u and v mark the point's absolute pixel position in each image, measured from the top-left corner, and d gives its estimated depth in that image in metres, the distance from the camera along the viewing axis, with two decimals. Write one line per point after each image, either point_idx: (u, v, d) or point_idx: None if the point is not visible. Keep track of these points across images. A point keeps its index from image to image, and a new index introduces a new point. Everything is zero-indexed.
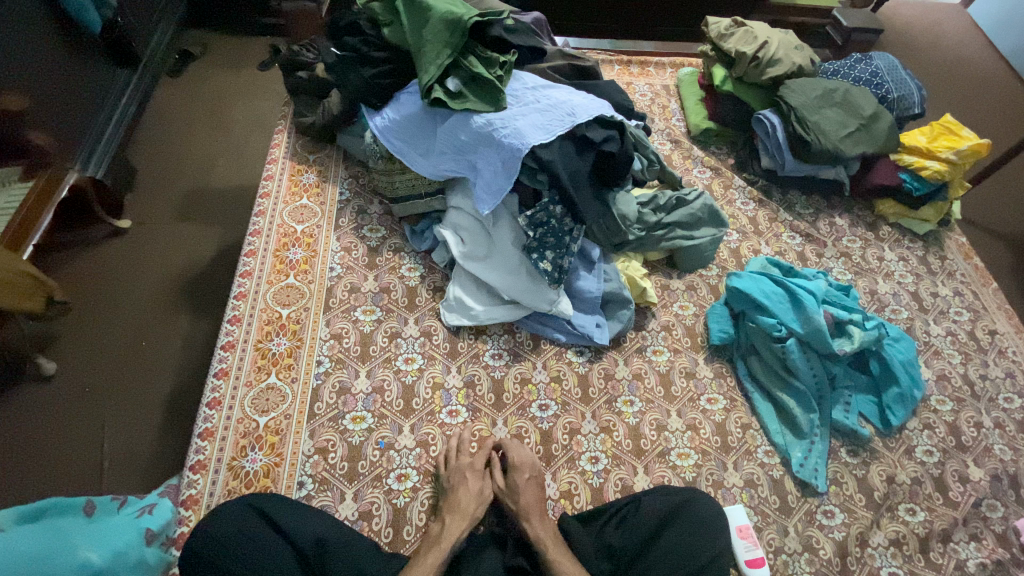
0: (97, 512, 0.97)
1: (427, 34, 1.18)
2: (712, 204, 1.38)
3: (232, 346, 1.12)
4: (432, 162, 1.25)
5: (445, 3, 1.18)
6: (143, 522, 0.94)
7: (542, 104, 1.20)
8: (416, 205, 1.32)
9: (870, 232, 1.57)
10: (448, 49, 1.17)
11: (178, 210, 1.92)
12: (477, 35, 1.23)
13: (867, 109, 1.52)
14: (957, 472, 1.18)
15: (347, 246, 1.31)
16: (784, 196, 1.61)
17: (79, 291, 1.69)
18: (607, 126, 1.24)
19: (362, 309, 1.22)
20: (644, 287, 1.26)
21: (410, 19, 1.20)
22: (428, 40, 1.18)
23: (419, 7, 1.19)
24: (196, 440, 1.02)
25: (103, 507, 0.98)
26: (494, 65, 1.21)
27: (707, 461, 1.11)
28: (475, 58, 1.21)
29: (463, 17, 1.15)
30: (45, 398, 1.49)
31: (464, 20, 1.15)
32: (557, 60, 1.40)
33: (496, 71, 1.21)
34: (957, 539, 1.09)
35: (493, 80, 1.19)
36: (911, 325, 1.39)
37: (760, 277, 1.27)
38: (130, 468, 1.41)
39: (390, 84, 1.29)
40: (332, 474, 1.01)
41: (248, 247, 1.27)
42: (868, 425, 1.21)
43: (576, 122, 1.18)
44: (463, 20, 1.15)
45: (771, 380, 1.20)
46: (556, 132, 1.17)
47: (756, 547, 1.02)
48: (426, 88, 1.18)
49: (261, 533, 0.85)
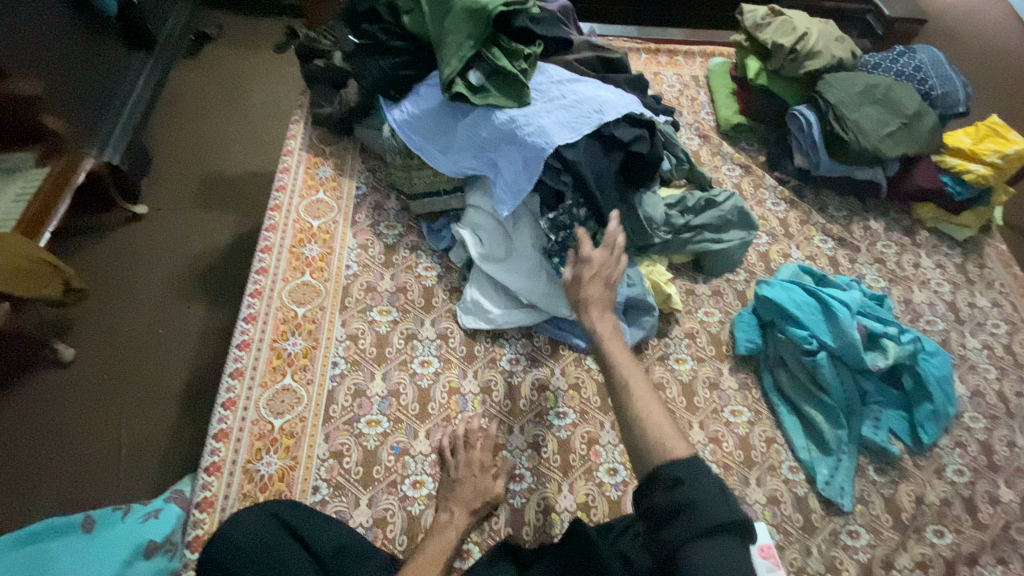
0: (96, 527, 0.96)
1: (450, 24, 1.12)
2: (742, 206, 1.33)
3: (247, 345, 1.11)
4: (452, 158, 1.21)
5: None
6: (147, 531, 0.95)
7: (569, 100, 1.15)
8: (434, 202, 1.29)
9: (906, 236, 1.50)
10: (470, 39, 1.12)
11: (194, 197, 1.89)
12: (502, 26, 1.17)
13: (910, 107, 1.44)
14: (988, 494, 1.13)
15: (363, 243, 1.28)
16: (817, 197, 1.55)
17: (96, 278, 1.69)
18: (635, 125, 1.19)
19: (378, 309, 1.19)
20: (669, 293, 1.22)
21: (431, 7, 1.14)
22: (451, 31, 1.12)
23: None
24: (211, 442, 1.00)
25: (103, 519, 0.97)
26: (518, 57, 1.16)
27: (729, 476, 1.08)
28: (499, 51, 1.16)
29: (487, 7, 1.10)
30: (62, 386, 1.50)
31: (489, 9, 1.10)
32: (584, 51, 1.34)
33: (521, 65, 1.16)
34: (985, 564, 1.06)
35: (517, 72, 1.13)
36: (946, 337, 1.34)
37: (791, 285, 1.22)
38: (146, 459, 1.42)
39: (409, 76, 1.24)
40: (347, 479, 1.00)
41: (263, 243, 1.24)
42: (897, 442, 1.16)
43: (603, 120, 1.13)
44: (488, 10, 1.10)
45: (798, 394, 1.16)
46: (583, 131, 1.11)
47: (777, 567, 0.98)
48: (447, 82, 1.13)
49: (273, 535, 0.83)
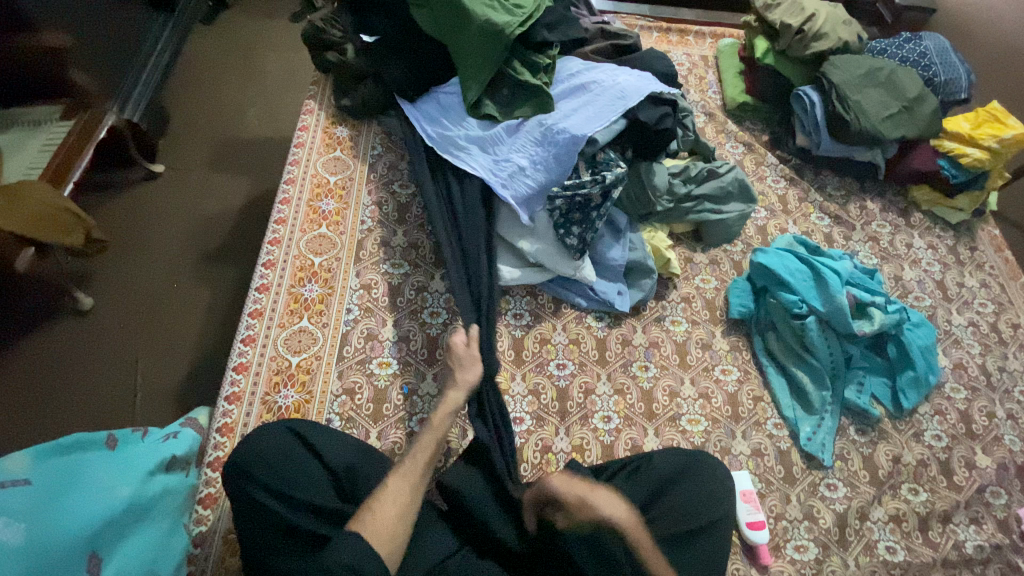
0: (119, 444, 0.97)
1: (468, 45, 1.22)
2: (744, 179, 1.38)
3: (266, 289, 1.17)
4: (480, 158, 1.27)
5: (484, 10, 1.20)
6: (168, 448, 0.99)
7: (591, 94, 1.26)
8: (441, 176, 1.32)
9: (901, 218, 1.55)
10: (492, 64, 1.23)
11: (210, 158, 1.95)
12: (521, 40, 1.28)
13: (912, 90, 1.48)
14: (963, 458, 1.19)
15: (377, 200, 1.34)
16: (817, 176, 1.59)
17: (115, 230, 1.75)
18: (659, 103, 1.28)
19: (391, 262, 1.25)
20: (669, 258, 1.28)
21: (444, 21, 1.23)
22: (472, 53, 1.23)
23: (455, 10, 1.20)
24: (231, 373, 1.08)
25: (125, 438, 0.98)
26: (539, 70, 1.27)
27: (717, 429, 1.14)
28: (519, 63, 1.28)
29: (505, 31, 1.20)
30: (83, 331, 1.57)
31: (507, 32, 1.20)
32: (599, 42, 1.44)
33: (541, 77, 1.27)
34: (957, 521, 1.12)
35: (539, 86, 1.25)
36: (934, 313, 1.39)
37: (786, 254, 1.29)
38: (162, 400, 1.49)
39: (430, 80, 1.33)
40: (358, 414, 1.06)
41: (283, 195, 1.30)
42: (879, 406, 1.22)
43: (627, 105, 1.23)
44: (506, 33, 1.20)
45: (787, 356, 1.22)
46: (609, 119, 1.22)
47: (758, 511, 1.05)
48: (473, 104, 1.26)
49: (297, 452, 0.90)
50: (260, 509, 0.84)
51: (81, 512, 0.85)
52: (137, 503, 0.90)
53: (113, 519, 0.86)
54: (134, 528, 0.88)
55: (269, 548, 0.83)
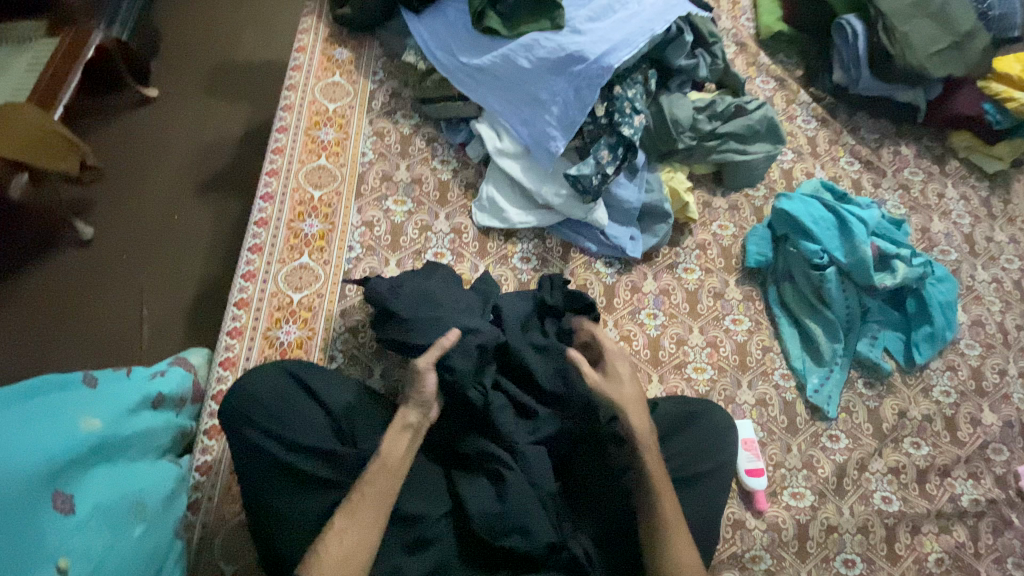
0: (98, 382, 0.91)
1: None
2: (773, 118, 1.28)
3: (265, 223, 1.13)
4: (489, 88, 1.19)
5: None
6: (155, 385, 0.95)
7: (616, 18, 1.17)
8: (449, 108, 1.24)
9: (935, 165, 1.45)
10: None
11: (206, 82, 1.81)
12: None
13: (967, 24, 1.33)
14: (969, 415, 1.18)
15: (379, 131, 1.26)
16: (851, 117, 1.48)
17: (111, 159, 1.67)
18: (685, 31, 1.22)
19: (393, 198, 1.19)
20: (687, 202, 1.21)
21: None
22: None
23: None
24: (232, 309, 1.06)
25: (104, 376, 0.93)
26: None
27: (722, 377, 1.13)
28: None
29: None
30: (83, 262, 1.53)
31: None
32: None
33: None
34: (955, 475, 1.12)
35: None
36: (958, 268, 1.34)
37: (812, 201, 1.22)
38: (168, 332, 1.47)
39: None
40: (361, 352, 1.05)
41: (279, 122, 1.23)
42: (890, 360, 1.20)
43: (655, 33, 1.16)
44: None
45: (801, 307, 1.18)
46: (637, 44, 1.14)
47: (757, 459, 1.06)
48: (478, 13, 1.16)
49: (293, 394, 0.89)
50: (261, 454, 0.84)
51: (50, 449, 0.79)
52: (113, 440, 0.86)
53: (84, 457, 0.82)
54: (106, 468, 0.84)
55: (274, 487, 0.84)
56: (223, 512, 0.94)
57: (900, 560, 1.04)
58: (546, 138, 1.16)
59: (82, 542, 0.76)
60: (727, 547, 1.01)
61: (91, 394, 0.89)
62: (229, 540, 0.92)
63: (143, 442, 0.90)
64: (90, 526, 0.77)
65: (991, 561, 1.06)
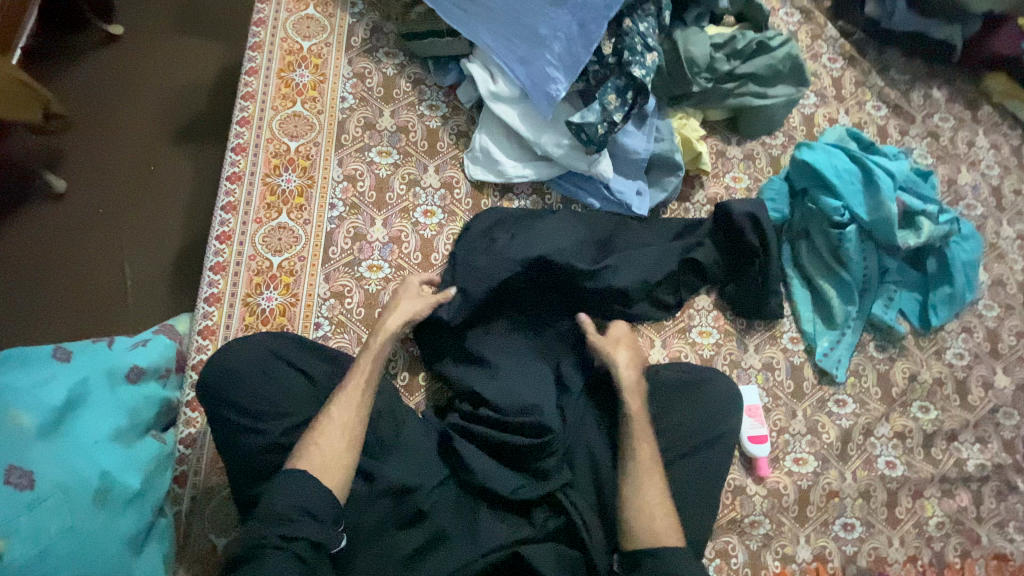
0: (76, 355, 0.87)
1: None
2: (798, 56, 1.16)
3: (238, 178, 1.04)
4: (481, 22, 1.06)
5: None
6: (132, 356, 0.90)
7: None
8: (435, 45, 1.11)
9: (967, 110, 1.33)
10: None
11: (175, 14, 1.57)
12: None
13: None
14: (981, 378, 1.14)
15: (359, 72, 1.13)
16: (881, 55, 1.34)
17: (77, 102, 1.46)
18: None
19: (377, 150, 1.09)
20: (700, 152, 1.11)
21: None
22: None
23: None
24: (208, 273, 0.99)
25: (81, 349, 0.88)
26: None
27: (728, 341, 1.08)
28: None
29: None
30: (56, 218, 1.37)
31: None
32: None
33: None
34: (962, 440, 1.09)
35: None
36: (982, 224, 1.25)
37: (835, 151, 1.12)
38: (155, 294, 1.34)
39: None
40: (348, 318, 0.99)
41: (249, 63, 1.12)
42: (904, 322, 1.14)
43: None
44: None
45: (816, 267, 1.12)
46: None
47: (761, 426, 1.03)
48: None
49: (273, 367, 0.82)
50: (240, 432, 0.78)
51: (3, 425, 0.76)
52: (74, 415, 0.82)
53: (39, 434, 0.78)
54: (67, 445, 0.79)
55: (257, 467, 0.79)
56: (209, 483, 0.91)
57: (899, 524, 1.03)
58: (546, 81, 1.04)
59: (36, 520, 0.73)
60: (726, 513, 0.99)
61: (59, 369, 0.85)
62: (217, 512, 0.89)
63: (114, 416, 0.84)
64: (55, 507, 0.75)
65: (991, 524, 1.06)
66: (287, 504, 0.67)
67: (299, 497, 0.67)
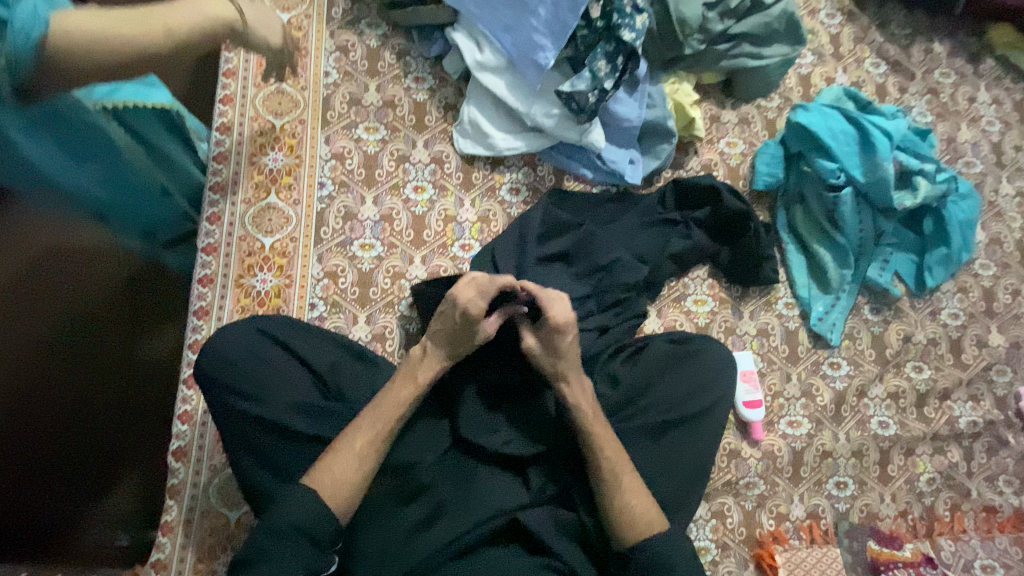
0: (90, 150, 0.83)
1: None
2: (794, 13, 1.13)
3: (225, 158, 1.03)
4: None
5: None
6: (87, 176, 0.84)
7: None
8: (419, 13, 1.07)
9: (968, 65, 1.29)
10: None
11: None
12: None
13: None
14: (976, 337, 1.14)
15: (342, 45, 1.10)
16: (880, 9, 1.29)
17: None
18: None
19: (364, 126, 1.07)
20: (693, 117, 1.09)
21: None
22: None
23: None
24: (200, 255, 0.99)
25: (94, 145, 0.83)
26: None
27: (723, 309, 1.08)
28: None
29: None
30: None
31: None
32: None
33: None
34: (955, 398, 1.11)
35: None
36: (981, 182, 1.24)
37: (831, 112, 1.10)
38: None
39: None
40: (343, 298, 0.99)
41: (228, 39, 1.09)
42: (900, 284, 1.14)
43: None
44: None
45: (811, 231, 1.11)
46: None
47: (756, 391, 1.04)
48: None
49: (267, 350, 0.82)
50: (239, 415, 0.80)
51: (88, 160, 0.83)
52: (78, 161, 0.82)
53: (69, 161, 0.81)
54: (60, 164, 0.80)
55: (255, 450, 0.80)
56: (214, 462, 0.93)
57: (891, 481, 1.06)
58: (532, 48, 1.01)
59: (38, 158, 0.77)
60: (721, 476, 1.01)
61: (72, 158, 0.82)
62: (225, 488, 0.92)
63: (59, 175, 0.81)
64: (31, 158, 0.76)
65: (981, 479, 1.08)
66: (286, 525, 0.68)
67: (295, 517, 0.68)
